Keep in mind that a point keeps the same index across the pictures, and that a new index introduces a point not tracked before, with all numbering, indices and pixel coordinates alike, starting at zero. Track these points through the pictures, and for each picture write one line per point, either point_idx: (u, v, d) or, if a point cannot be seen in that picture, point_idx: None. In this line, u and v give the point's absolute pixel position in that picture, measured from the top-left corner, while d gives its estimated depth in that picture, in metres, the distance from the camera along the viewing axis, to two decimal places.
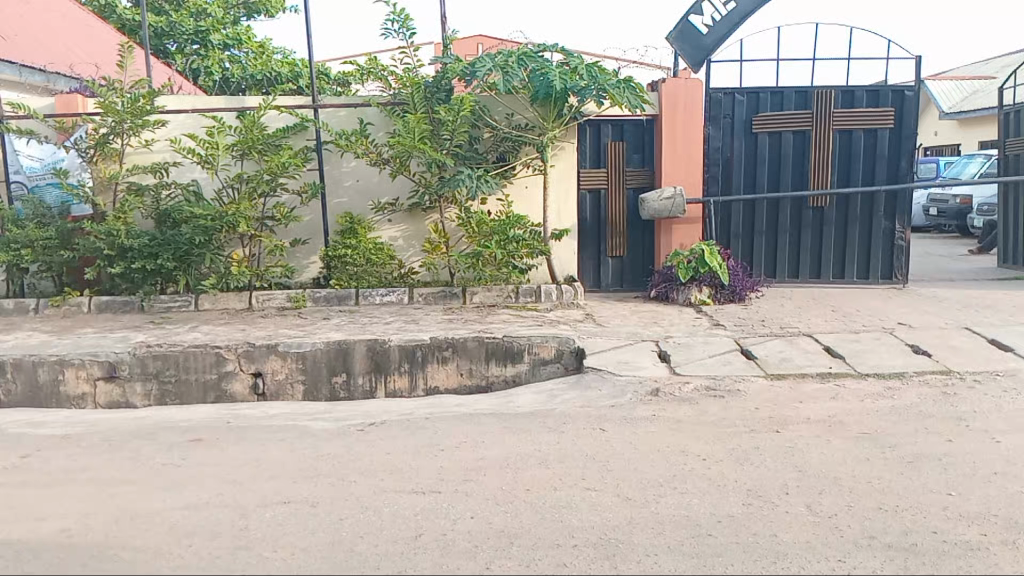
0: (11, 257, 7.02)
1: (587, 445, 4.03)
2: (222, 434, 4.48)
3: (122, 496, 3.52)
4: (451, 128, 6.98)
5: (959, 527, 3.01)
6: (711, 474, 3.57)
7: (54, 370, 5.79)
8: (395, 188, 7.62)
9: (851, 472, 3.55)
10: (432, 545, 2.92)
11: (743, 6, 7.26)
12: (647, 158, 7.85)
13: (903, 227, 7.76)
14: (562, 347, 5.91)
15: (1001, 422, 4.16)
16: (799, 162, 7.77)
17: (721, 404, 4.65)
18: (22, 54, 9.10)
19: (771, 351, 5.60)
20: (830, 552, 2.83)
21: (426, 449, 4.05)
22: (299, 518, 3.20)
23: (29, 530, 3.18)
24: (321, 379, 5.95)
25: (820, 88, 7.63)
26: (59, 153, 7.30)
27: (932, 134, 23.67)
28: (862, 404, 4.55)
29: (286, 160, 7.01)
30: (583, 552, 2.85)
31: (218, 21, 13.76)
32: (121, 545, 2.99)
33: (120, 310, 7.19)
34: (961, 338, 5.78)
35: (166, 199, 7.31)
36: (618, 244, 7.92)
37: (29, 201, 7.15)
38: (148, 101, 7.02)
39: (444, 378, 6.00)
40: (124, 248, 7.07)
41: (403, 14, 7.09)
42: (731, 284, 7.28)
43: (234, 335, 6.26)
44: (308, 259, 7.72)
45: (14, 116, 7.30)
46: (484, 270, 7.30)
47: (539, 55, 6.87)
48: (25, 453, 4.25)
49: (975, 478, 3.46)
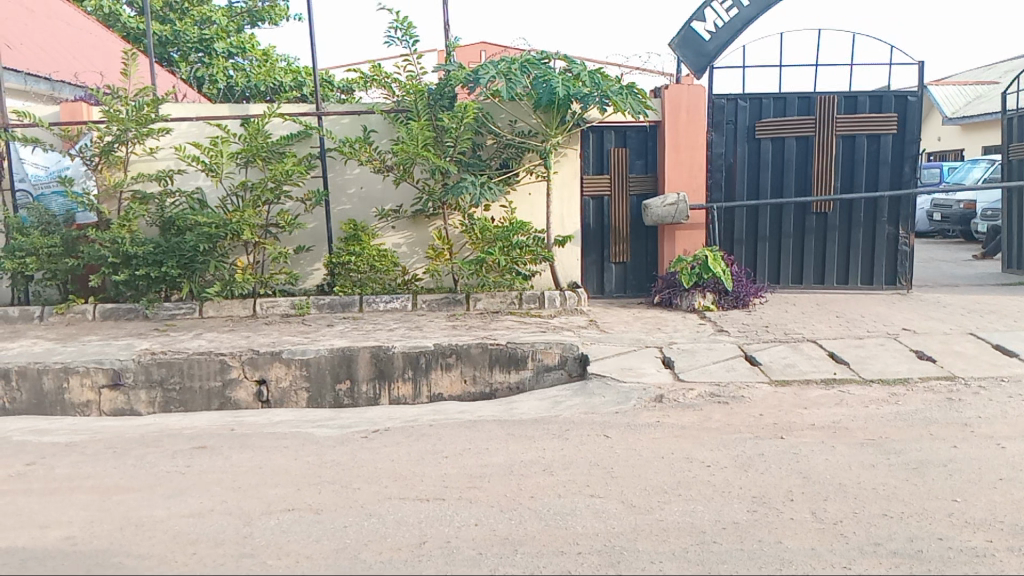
0: (16, 265, 7.04)
1: (592, 452, 4.02)
2: (226, 441, 4.49)
3: (127, 503, 3.52)
4: (455, 136, 7.08)
5: (965, 534, 2.99)
6: (715, 481, 3.56)
7: (59, 377, 5.80)
8: (399, 194, 7.62)
9: (856, 478, 3.55)
10: (436, 552, 2.92)
11: (745, 12, 7.27)
12: (650, 164, 7.87)
13: (908, 232, 7.75)
14: (566, 353, 5.91)
15: (1006, 428, 4.14)
16: (802, 168, 7.77)
17: (725, 410, 4.64)
18: (28, 63, 9.18)
19: (775, 357, 5.60)
20: (836, 559, 2.82)
21: (429, 456, 4.05)
22: (304, 526, 3.20)
23: (34, 537, 3.18)
24: (324, 386, 5.96)
25: (823, 94, 7.63)
26: (65, 162, 7.30)
27: (937, 139, 23.64)
28: (866, 410, 4.55)
29: (291, 167, 7.06)
30: (587, 560, 2.85)
31: (222, 29, 13.84)
32: (126, 552, 3.00)
33: (125, 317, 7.23)
34: (967, 343, 5.77)
35: (171, 207, 7.37)
36: (622, 249, 7.91)
37: (34, 209, 7.19)
38: (153, 109, 7.06)
39: (447, 385, 6.00)
40: (128, 256, 7.09)
41: (405, 22, 7.12)
42: (734, 290, 7.28)
43: (239, 342, 6.27)
44: (312, 266, 7.73)
45: (20, 124, 7.34)
46: (487, 276, 7.32)
47: (542, 63, 6.91)
48: (30, 460, 4.26)
49: (981, 484, 3.45)
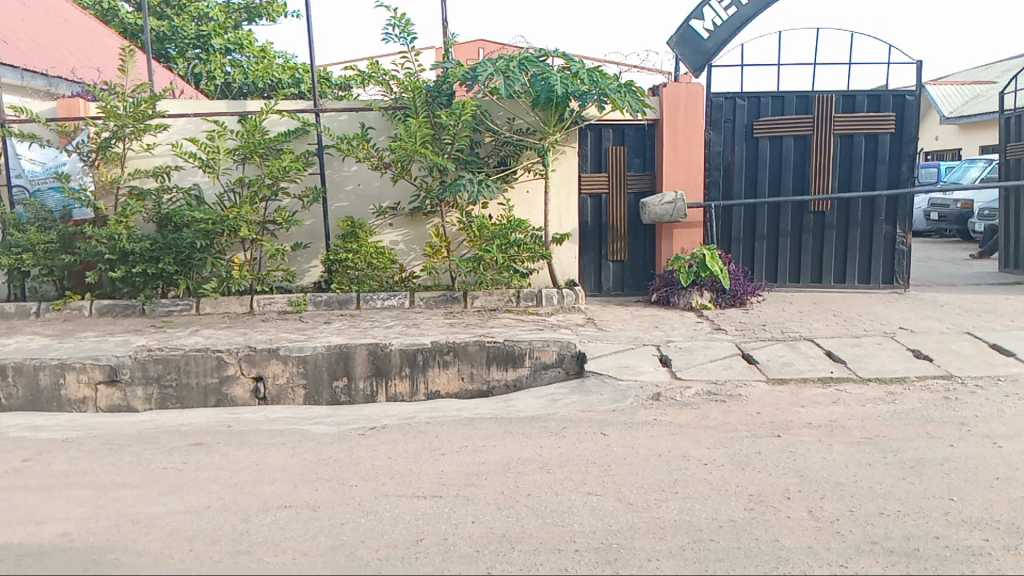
0: (13, 260, 7.02)
1: (589, 450, 4.02)
2: (223, 438, 4.48)
3: (123, 500, 3.51)
4: (453, 133, 7.06)
5: (962, 532, 3.00)
6: (712, 479, 3.57)
7: (55, 374, 5.79)
8: (397, 192, 7.61)
9: (853, 477, 3.55)
10: (433, 550, 2.92)
11: (743, 11, 7.27)
12: (648, 162, 7.87)
13: (905, 232, 7.75)
14: (563, 351, 5.91)
15: (1002, 427, 4.15)
16: (800, 166, 7.77)
17: (722, 409, 4.65)
18: (25, 59, 9.13)
19: (772, 356, 5.60)
20: (833, 557, 2.82)
21: (427, 454, 4.04)
22: (300, 523, 3.19)
23: (30, 534, 3.17)
24: (322, 383, 5.95)
25: (821, 92, 7.63)
26: (61, 158, 7.30)
27: (934, 138, 23.68)
28: (863, 408, 4.55)
29: (288, 164, 7.04)
30: (584, 557, 2.85)
31: (219, 25, 13.80)
32: (122, 549, 2.99)
33: (121, 313, 7.21)
34: (964, 343, 5.77)
35: (168, 203, 7.36)
36: (619, 247, 7.91)
37: (30, 205, 7.17)
38: (150, 106, 7.05)
39: (445, 382, 6.00)
40: (125, 253, 7.07)
41: (403, 19, 7.11)
42: (732, 288, 7.28)
43: (236, 339, 6.25)
44: (309, 263, 7.72)
45: (16, 120, 7.31)
46: (486, 274, 7.25)
47: (540, 60, 6.90)
48: (26, 457, 4.25)
49: (978, 483, 3.45)
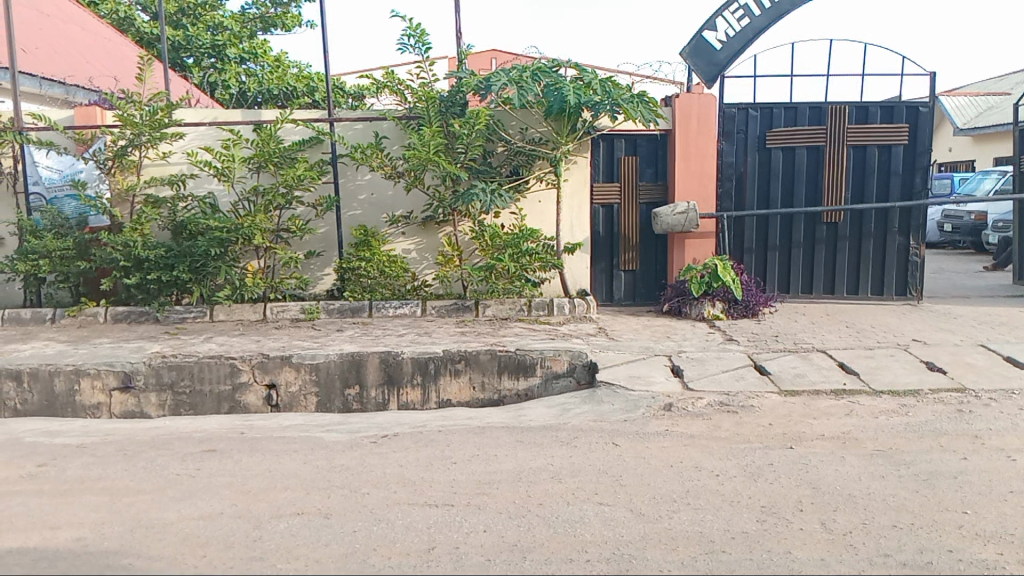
0: (30, 267, 7.11)
1: (600, 460, 4.02)
2: (235, 445, 4.51)
3: (137, 505, 3.54)
4: (466, 142, 7.07)
5: (976, 546, 2.98)
6: (724, 491, 3.55)
7: (70, 380, 5.85)
8: (410, 201, 7.67)
9: (866, 490, 3.53)
10: (444, 558, 2.93)
11: (757, 22, 7.29)
12: (660, 173, 7.87)
13: (918, 243, 7.72)
14: (574, 361, 5.91)
15: (1018, 441, 4.11)
16: (813, 178, 7.77)
17: (735, 420, 4.64)
18: (44, 67, 9.31)
19: (785, 367, 5.58)
20: (845, 569, 2.81)
21: (438, 462, 4.06)
22: (313, 529, 3.21)
23: (45, 538, 3.20)
24: (334, 391, 5.98)
25: (834, 104, 7.64)
26: (78, 165, 7.38)
27: (947, 150, 23.63)
28: (876, 421, 4.53)
29: (302, 172, 7.10)
30: (596, 567, 2.85)
31: (234, 35, 14.01)
32: (137, 554, 3.01)
33: (135, 320, 7.27)
34: (977, 355, 5.74)
35: (183, 211, 7.42)
36: (631, 257, 7.92)
37: (47, 212, 7.25)
38: (166, 114, 7.13)
39: (456, 391, 6.01)
40: (140, 260, 7.15)
41: (418, 29, 7.17)
42: (743, 299, 7.27)
43: (249, 346, 6.30)
44: (322, 271, 7.78)
45: (34, 127, 7.41)
46: (497, 283, 7.34)
47: (553, 71, 6.94)
48: (41, 462, 4.29)
49: (991, 496, 3.43)
